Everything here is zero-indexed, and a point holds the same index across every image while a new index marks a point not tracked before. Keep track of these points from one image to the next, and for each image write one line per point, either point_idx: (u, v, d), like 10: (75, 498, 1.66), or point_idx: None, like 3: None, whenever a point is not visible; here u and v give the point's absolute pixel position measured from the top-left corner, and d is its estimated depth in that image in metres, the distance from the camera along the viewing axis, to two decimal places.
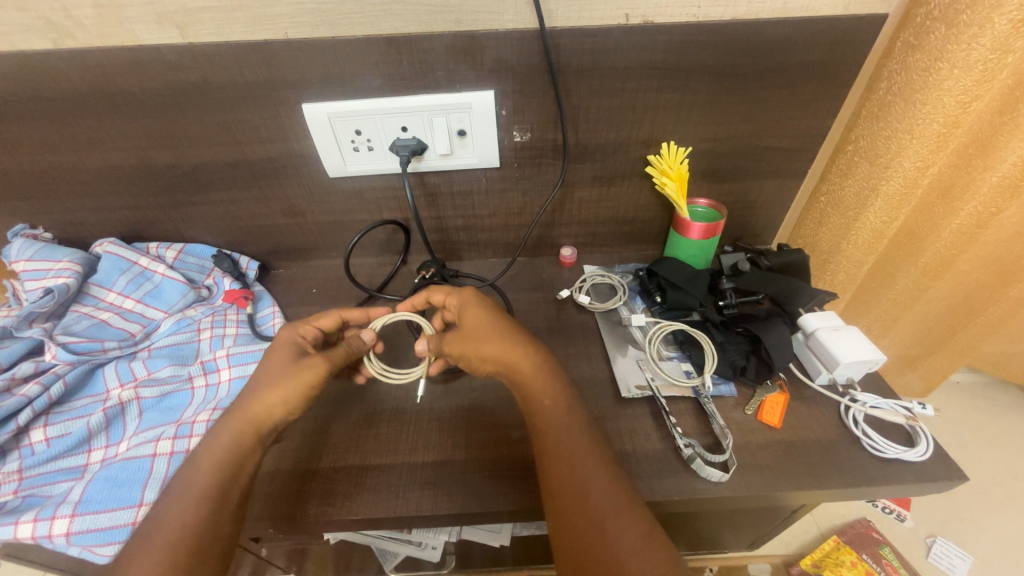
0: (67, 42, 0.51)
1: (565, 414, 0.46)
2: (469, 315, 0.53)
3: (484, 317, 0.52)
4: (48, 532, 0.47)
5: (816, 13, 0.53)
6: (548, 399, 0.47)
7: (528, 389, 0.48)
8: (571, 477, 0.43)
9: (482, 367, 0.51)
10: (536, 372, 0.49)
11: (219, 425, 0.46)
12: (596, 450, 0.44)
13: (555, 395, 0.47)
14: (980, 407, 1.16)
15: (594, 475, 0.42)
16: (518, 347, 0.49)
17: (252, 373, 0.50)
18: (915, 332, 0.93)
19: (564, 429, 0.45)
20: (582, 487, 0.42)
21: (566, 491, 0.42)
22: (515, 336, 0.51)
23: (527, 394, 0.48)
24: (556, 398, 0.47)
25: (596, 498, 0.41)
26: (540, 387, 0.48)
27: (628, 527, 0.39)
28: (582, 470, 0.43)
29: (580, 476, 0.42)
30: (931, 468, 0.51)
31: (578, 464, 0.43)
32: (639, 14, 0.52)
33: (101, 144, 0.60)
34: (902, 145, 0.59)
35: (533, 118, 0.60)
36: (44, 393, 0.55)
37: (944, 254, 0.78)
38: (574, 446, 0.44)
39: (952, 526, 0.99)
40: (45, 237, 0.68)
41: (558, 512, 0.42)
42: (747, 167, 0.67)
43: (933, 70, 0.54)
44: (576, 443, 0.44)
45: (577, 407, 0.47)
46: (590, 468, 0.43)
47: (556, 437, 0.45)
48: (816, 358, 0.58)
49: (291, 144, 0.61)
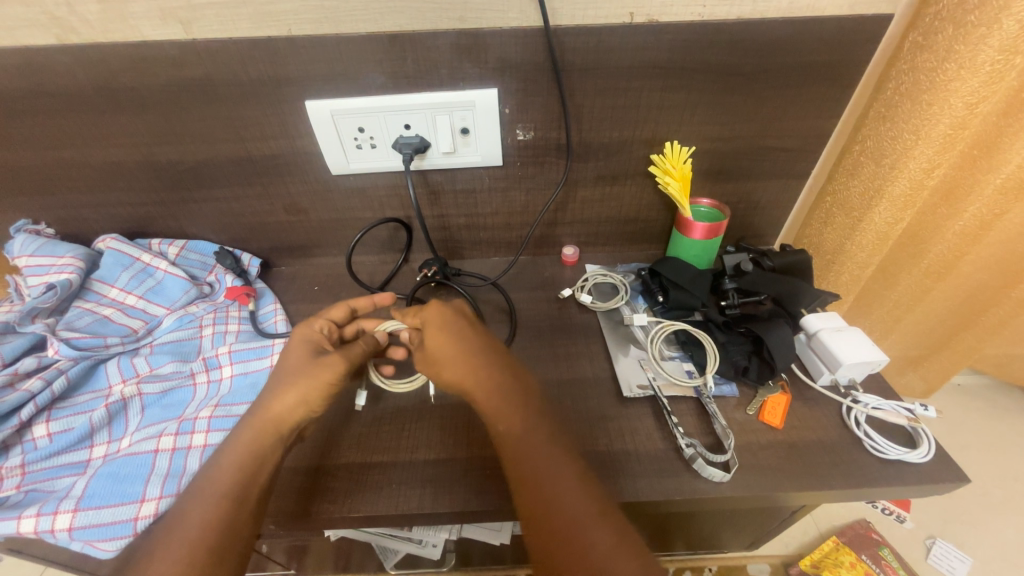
0: (70, 38, 0.51)
1: (528, 427, 0.46)
2: (432, 335, 0.53)
3: (443, 335, 0.52)
4: (50, 526, 0.47)
5: (821, 13, 0.52)
6: (507, 415, 0.46)
7: (489, 408, 0.47)
8: (539, 491, 0.42)
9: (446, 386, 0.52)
10: (496, 385, 0.48)
11: None
12: (563, 462, 0.44)
13: (511, 410, 0.46)
14: (980, 408, 1.16)
15: (562, 487, 0.42)
16: (472, 366, 0.49)
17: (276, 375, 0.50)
18: (917, 333, 0.93)
19: (526, 443, 0.45)
20: (551, 498, 0.42)
21: (537, 502, 0.42)
22: (473, 359, 0.50)
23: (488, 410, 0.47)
24: (513, 412, 0.46)
25: (566, 510, 0.41)
26: (501, 402, 0.47)
27: (601, 535, 0.40)
28: (547, 483, 0.42)
29: (550, 490, 0.42)
30: (932, 470, 0.51)
31: (543, 477, 0.42)
32: (644, 13, 0.52)
33: (104, 140, 0.60)
34: (908, 146, 0.59)
35: (536, 116, 0.59)
36: (46, 388, 0.55)
37: (947, 255, 0.78)
38: (538, 459, 0.44)
39: (951, 527, 0.99)
40: (48, 233, 0.69)
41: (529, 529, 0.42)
42: (751, 167, 0.66)
43: (941, 70, 0.54)
44: (541, 455, 0.44)
45: (544, 418, 0.47)
46: (559, 480, 0.43)
47: (519, 452, 0.44)
48: (819, 359, 0.58)
49: (294, 141, 0.61)
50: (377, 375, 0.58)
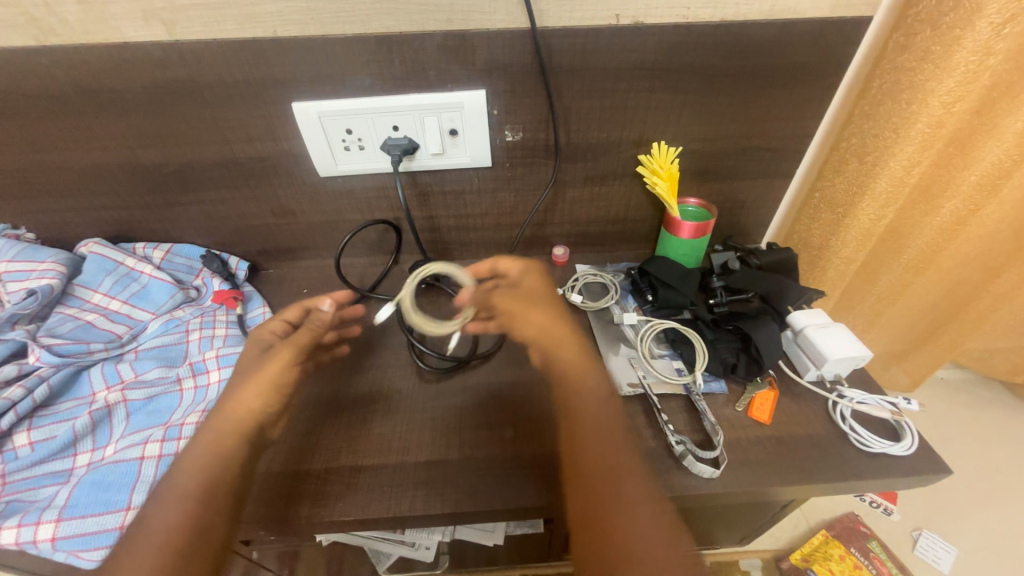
0: (49, 39, 0.50)
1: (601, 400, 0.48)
2: (529, 286, 0.56)
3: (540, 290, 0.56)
4: (32, 537, 0.46)
5: (802, 15, 0.53)
6: (588, 386, 0.49)
7: (574, 371, 0.50)
8: (602, 463, 0.44)
9: (524, 330, 0.54)
10: (582, 356, 0.52)
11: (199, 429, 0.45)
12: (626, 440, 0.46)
13: (591, 383, 0.50)
14: (963, 402, 1.18)
15: (625, 461, 0.44)
16: (564, 325, 0.53)
17: (248, 379, 0.49)
18: (900, 328, 0.95)
19: (600, 415, 0.47)
20: (615, 470, 0.43)
21: (600, 472, 0.43)
22: (564, 319, 0.54)
23: (569, 377, 0.50)
24: (591, 383, 0.49)
25: (621, 483, 0.43)
26: (586, 370, 0.51)
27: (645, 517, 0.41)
28: (614, 455, 0.44)
29: (616, 462, 0.44)
30: (915, 462, 0.52)
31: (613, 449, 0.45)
32: (630, 15, 0.52)
33: (86, 143, 0.59)
34: (890, 144, 0.61)
35: (524, 117, 0.60)
36: (28, 396, 0.54)
37: (926, 251, 0.80)
38: (605, 430, 0.46)
39: (936, 519, 1.01)
40: (28, 237, 0.67)
41: (581, 496, 0.43)
42: (736, 167, 0.67)
43: (919, 70, 0.55)
44: (607, 427, 0.46)
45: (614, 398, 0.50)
46: (624, 455, 0.45)
47: (587, 421, 0.47)
48: (805, 355, 0.59)
49: (281, 143, 0.60)
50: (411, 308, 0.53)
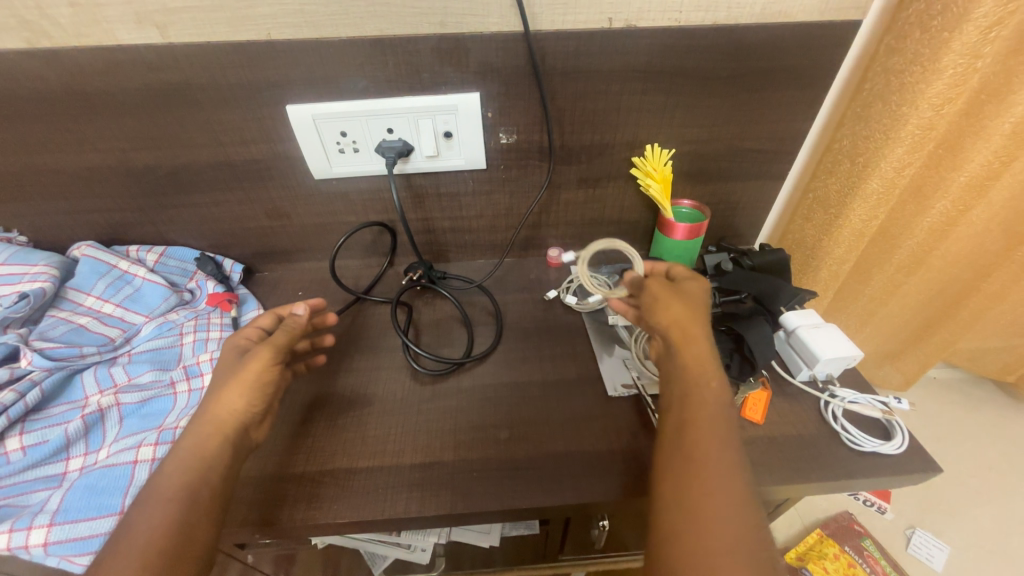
0: (41, 41, 0.50)
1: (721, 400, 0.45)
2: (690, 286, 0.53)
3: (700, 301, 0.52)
4: (24, 542, 0.46)
5: (792, 18, 0.54)
6: (713, 384, 0.46)
7: (694, 364, 0.47)
8: (706, 458, 0.41)
9: (659, 318, 0.51)
10: (707, 355, 0.48)
11: (192, 431, 0.45)
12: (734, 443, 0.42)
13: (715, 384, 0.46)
14: (955, 401, 1.19)
15: (729, 463, 0.41)
16: (702, 325, 0.50)
17: (231, 377, 0.48)
18: (893, 328, 0.96)
19: (714, 416, 0.44)
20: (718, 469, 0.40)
21: (702, 466, 0.40)
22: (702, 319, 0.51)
23: (691, 370, 0.47)
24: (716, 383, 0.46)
25: (719, 483, 0.39)
26: (709, 369, 0.47)
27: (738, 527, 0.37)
28: (719, 454, 0.41)
29: (721, 463, 0.40)
30: (906, 461, 0.52)
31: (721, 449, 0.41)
32: (622, 18, 0.53)
33: (78, 146, 0.59)
34: (881, 145, 0.61)
35: (518, 119, 0.60)
36: (19, 401, 0.54)
37: (917, 251, 0.81)
38: (719, 431, 0.43)
39: (929, 517, 1.02)
40: (20, 240, 0.67)
41: (672, 488, 0.40)
42: (729, 169, 0.68)
43: (908, 73, 0.56)
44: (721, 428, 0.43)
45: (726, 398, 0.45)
46: (727, 455, 0.41)
47: (703, 418, 0.43)
48: (798, 355, 0.60)
49: (275, 145, 0.60)
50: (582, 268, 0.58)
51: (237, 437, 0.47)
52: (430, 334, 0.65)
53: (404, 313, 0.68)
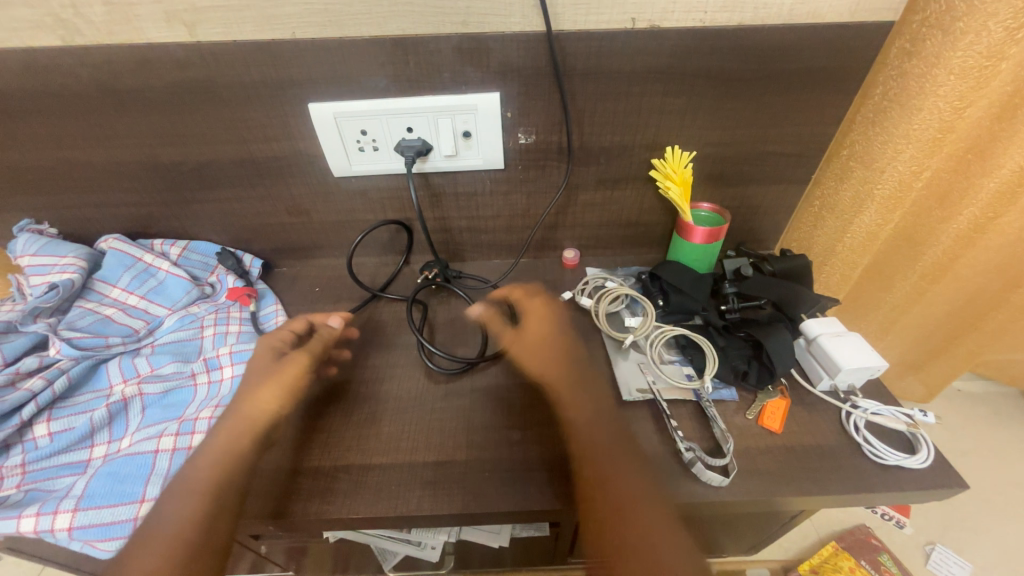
0: (75, 39, 0.52)
1: (597, 424, 0.51)
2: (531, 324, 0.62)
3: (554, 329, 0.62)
4: (50, 526, 0.47)
5: (822, 19, 0.53)
6: (584, 407, 0.52)
7: (565, 398, 0.54)
8: (598, 472, 0.47)
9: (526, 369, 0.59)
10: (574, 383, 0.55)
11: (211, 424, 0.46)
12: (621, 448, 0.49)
13: (586, 410, 0.52)
14: (982, 414, 1.16)
15: (621, 468, 0.47)
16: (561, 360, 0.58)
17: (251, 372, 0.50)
18: (917, 338, 0.93)
19: (597, 430, 0.50)
20: (609, 479, 0.46)
21: (596, 479, 0.46)
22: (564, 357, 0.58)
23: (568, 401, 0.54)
24: (588, 408, 0.52)
25: (625, 490, 0.45)
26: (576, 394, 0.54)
27: (657, 526, 0.43)
28: (605, 465, 0.47)
29: (615, 472, 0.47)
30: (930, 476, 0.51)
31: (608, 458, 0.48)
32: (646, 18, 0.52)
33: (108, 142, 0.60)
34: (898, 149, 0.59)
35: (537, 120, 0.60)
36: (48, 388, 0.55)
37: (942, 259, 0.79)
38: (608, 446, 0.49)
39: (950, 533, 0.99)
40: (50, 232, 0.69)
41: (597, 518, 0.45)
42: (751, 172, 0.67)
43: (929, 76, 0.54)
44: (611, 448, 0.49)
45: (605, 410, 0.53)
46: (617, 462, 0.47)
47: (586, 441, 0.49)
48: (819, 364, 0.58)
49: (297, 143, 0.61)
50: (604, 305, 0.65)
51: (257, 433, 0.51)
52: (445, 333, 0.66)
53: (418, 313, 0.69)
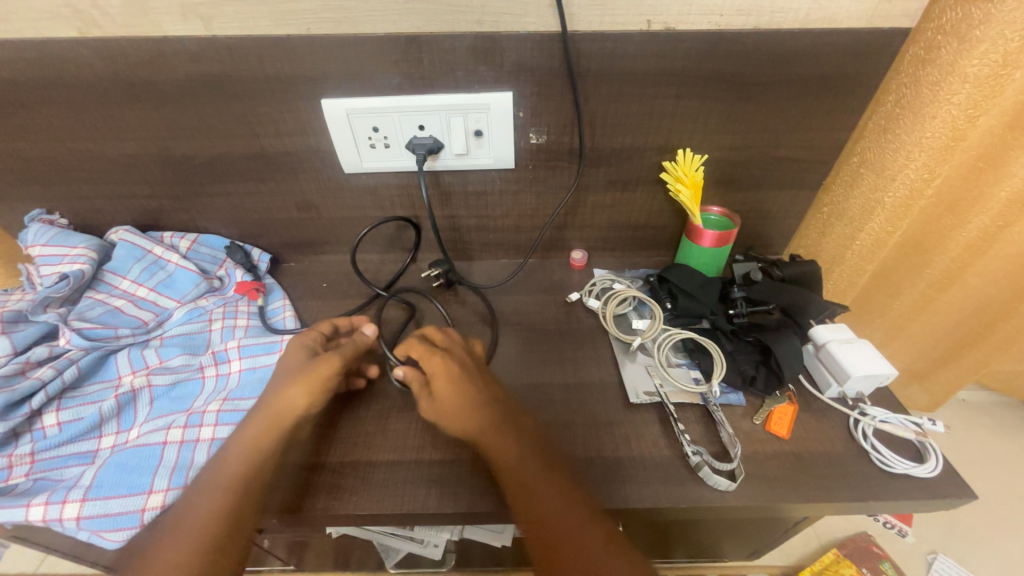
0: (91, 31, 0.52)
1: (523, 454, 0.48)
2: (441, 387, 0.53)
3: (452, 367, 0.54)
4: (59, 515, 0.47)
5: (838, 24, 0.52)
6: (507, 444, 0.49)
7: (487, 441, 0.50)
8: (529, 507, 0.45)
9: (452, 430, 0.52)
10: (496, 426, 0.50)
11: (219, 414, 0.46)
12: (548, 479, 0.47)
13: (507, 444, 0.49)
14: (986, 424, 1.15)
15: (549, 502, 0.45)
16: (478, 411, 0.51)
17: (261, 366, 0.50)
18: (924, 346, 0.93)
19: (519, 465, 0.48)
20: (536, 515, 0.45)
21: (528, 514, 0.45)
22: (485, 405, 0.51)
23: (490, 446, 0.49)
24: (512, 438, 0.49)
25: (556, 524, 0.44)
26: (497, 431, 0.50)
27: (594, 545, 0.43)
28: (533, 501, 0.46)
29: (541, 508, 0.45)
30: (938, 485, 0.51)
31: (533, 492, 0.46)
32: (661, 21, 0.52)
33: (121, 134, 0.60)
34: (909, 157, 0.59)
35: (549, 120, 0.60)
36: (57, 377, 0.56)
37: (951, 268, 0.79)
38: (531, 481, 0.47)
39: (952, 543, 0.98)
40: (61, 223, 0.69)
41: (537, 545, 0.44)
42: (763, 177, 0.66)
43: (943, 84, 0.54)
44: (538, 475, 0.47)
45: (530, 443, 0.49)
46: (546, 495, 0.46)
47: (512, 477, 0.47)
48: (827, 371, 0.58)
49: (308, 139, 0.61)
50: (611, 309, 0.65)
51: (283, 429, 0.50)
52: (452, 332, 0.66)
53: (403, 313, 0.68)
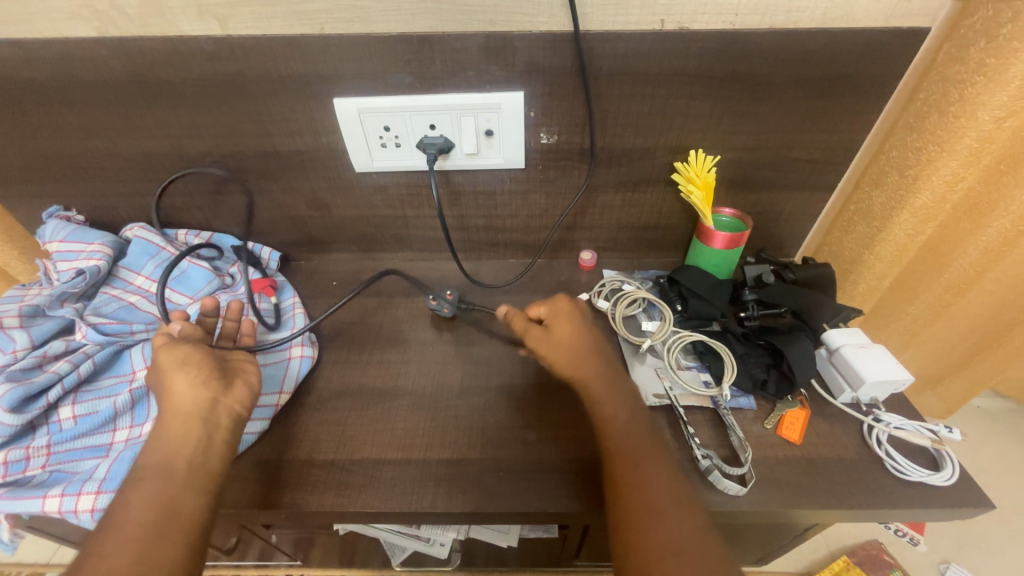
0: (110, 31, 0.53)
1: (633, 423, 0.48)
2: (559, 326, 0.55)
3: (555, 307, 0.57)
4: (74, 507, 0.48)
5: (856, 24, 0.52)
6: (618, 402, 0.49)
7: (597, 395, 0.50)
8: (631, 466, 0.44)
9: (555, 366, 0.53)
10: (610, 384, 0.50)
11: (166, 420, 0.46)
12: (653, 444, 0.46)
13: (620, 400, 0.49)
14: (1001, 431, 1.13)
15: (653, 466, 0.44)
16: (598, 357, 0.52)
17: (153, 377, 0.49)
18: (937, 352, 0.91)
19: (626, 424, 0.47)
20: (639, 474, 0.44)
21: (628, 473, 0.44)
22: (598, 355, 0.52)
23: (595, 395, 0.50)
24: (628, 408, 0.49)
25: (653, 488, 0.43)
26: (609, 390, 0.50)
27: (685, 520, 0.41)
28: (640, 462, 0.45)
29: (643, 468, 0.44)
30: (954, 494, 0.50)
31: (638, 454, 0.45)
32: (675, 20, 0.51)
33: (137, 132, 0.61)
34: (934, 158, 0.58)
35: (560, 120, 0.59)
36: (73, 371, 0.57)
37: (968, 272, 0.77)
38: (638, 441, 0.46)
39: (966, 553, 0.96)
40: (78, 219, 0.70)
41: (618, 509, 0.43)
42: (775, 179, 0.66)
43: (970, 83, 0.53)
44: (644, 446, 0.46)
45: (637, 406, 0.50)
46: (650, 460, 0.45)
47: (616, 432, 0.47)
48: (841, 375, 0.57)
49: (320, 138, 0.62)
50: (620, 310, 0.64)
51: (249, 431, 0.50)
52: (459, 331, 0.66)
53: (407, 313, 0.68)
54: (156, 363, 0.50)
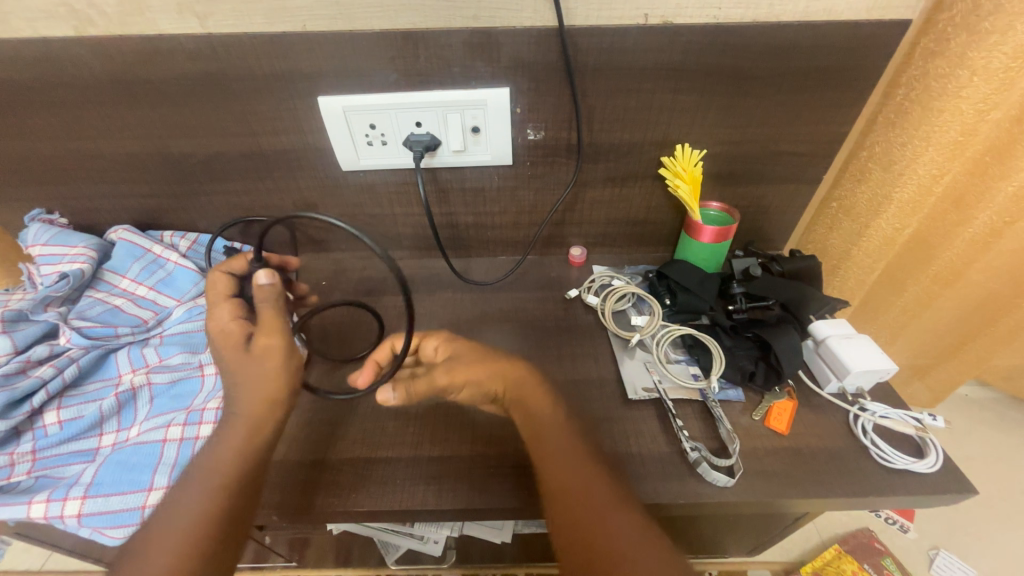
0: (87, 30, 0.52)
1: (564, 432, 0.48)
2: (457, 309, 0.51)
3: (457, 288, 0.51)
4: (60, 512, 0.48)
5: (837, 17, 0.52)
6: (547, 411, 0.50)
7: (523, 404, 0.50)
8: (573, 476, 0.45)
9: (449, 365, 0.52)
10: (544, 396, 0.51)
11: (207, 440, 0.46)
12: (587, 454, 0.47)
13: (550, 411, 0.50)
14: (988, 420, 1.15)
15: (594, 476, 0.45)
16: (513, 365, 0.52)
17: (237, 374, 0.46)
18: (925, 342, 0.92)
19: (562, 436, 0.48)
20: (583, 484, 0.45)
21: (571, 485, 0.45)
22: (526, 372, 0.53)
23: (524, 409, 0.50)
24: (557, 425, 0.49)
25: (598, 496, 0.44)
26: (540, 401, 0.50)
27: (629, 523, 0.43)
28: (580, 471, 0.45)
29: (584, 477, 0.45)
30: (938, 481, 0.50)
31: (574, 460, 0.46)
32: (658, 14, 0.51)
33: (119, 133, 0.60)
34: (918, 152, 0.59)
35: (547, 116, 0.59)
36: (58, 375, 0.56)
37: (953, 263, 0.78)
38: (574, 450, 0.47)
39: (955, 539, 0.98)
40: (61, 222, 0.70)
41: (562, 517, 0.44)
42: (761, 172, 0.66)
43: (953, 77, 0.54)
44: (580, 454, 0.47)
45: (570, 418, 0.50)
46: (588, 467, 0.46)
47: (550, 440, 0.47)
48: (827, 366, 0.58)
49: (306, 136, 0.61)
50: (610, 306, 0.64)
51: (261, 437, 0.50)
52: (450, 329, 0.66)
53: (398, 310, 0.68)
54: (252, 355, 0.47)
